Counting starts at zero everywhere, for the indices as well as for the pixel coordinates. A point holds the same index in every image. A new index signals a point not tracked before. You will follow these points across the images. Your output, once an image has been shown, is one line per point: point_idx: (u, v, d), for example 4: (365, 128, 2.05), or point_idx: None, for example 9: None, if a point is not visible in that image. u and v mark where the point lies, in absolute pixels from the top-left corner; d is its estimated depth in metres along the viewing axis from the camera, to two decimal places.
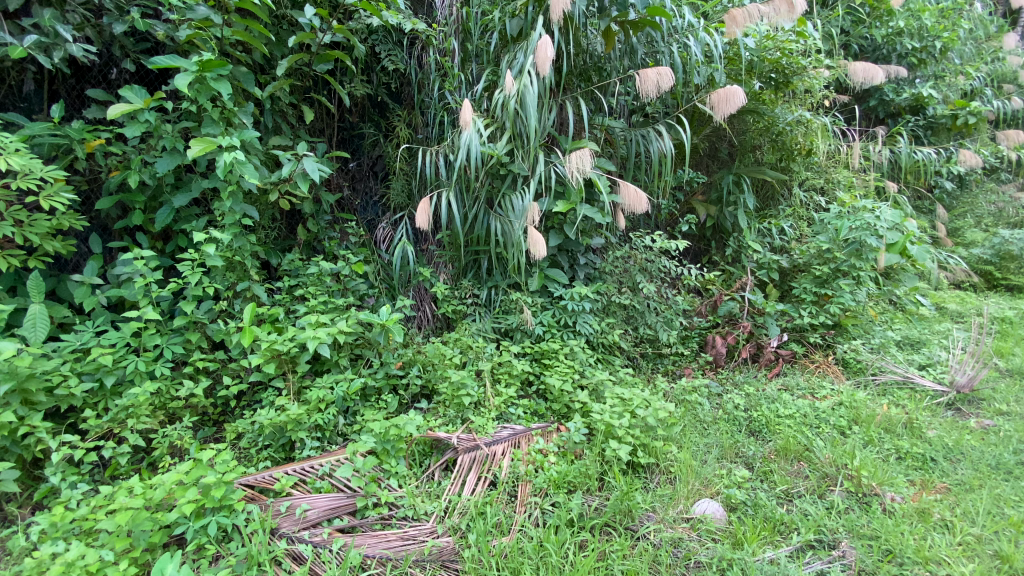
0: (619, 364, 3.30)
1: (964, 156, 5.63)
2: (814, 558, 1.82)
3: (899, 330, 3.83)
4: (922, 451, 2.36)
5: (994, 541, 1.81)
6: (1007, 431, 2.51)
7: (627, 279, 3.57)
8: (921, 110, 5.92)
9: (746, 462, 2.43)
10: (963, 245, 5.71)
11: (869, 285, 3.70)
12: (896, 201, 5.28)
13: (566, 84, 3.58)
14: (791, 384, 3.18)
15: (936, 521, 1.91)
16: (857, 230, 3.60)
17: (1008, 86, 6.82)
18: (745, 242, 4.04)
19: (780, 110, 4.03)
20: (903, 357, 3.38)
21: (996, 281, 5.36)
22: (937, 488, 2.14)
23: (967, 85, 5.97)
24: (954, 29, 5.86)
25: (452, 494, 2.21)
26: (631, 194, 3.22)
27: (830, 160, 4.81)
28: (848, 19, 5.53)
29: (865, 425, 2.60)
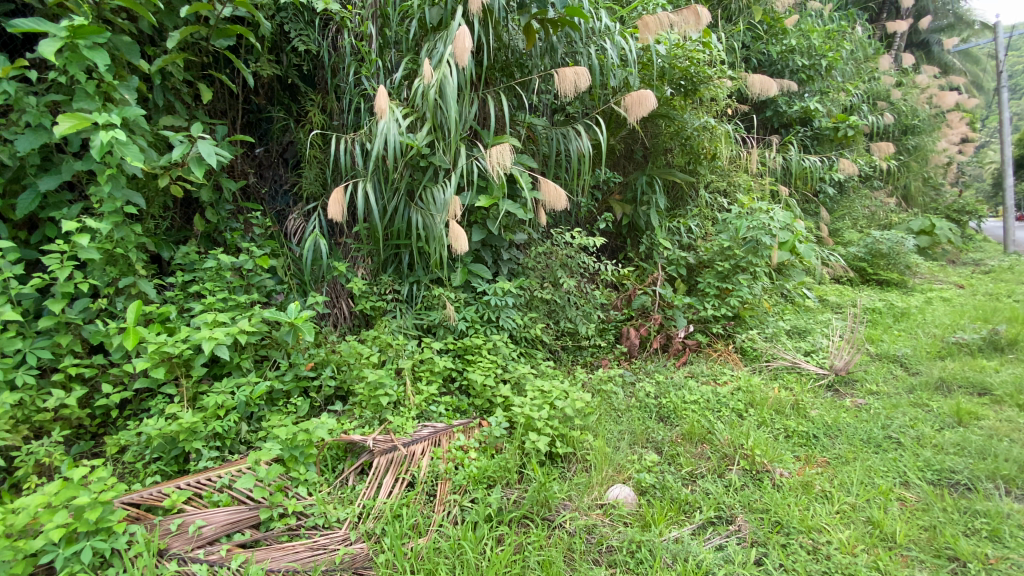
0: (540, 357, 3.36)
1: (844, 165, 6.23)
2: (714, 534, 1.94)
3: (788, 320, 4.23)
4: (806, 429, 2.62)
5: (865, 508, 1.99)
6: (875, 408, 2.85)
7: (548, 274, 3.62)
8: (809, 122, 6.56)
9: (655, 446, 2.58)
10: (842, 245, 6.42)
11: (763, 280, 4.05)
12: (788, 204, 5.83)
13: (488, 78, 3.59)
14: (697, 372, 3.42)
15: (817, 493, 2.10)
16: (754, 230, 3.95)
17: (881, 103, 7.73)
18: (657, 239, 4.26)
19: (688, 116, 4.27)
20: (791, 345, 3.75)
21: (869, 276, 6.08)
22: (818, 462, 2.36)
23: (848, 101, 6.69)
24: (837, 50, 6.53)
25: (366, 498, 2.13)
26: (552, 190, 3.26)
27: (733, 164, 5.21)
28: (750, 34, 6.00)
29: (759, 407, 2.85)
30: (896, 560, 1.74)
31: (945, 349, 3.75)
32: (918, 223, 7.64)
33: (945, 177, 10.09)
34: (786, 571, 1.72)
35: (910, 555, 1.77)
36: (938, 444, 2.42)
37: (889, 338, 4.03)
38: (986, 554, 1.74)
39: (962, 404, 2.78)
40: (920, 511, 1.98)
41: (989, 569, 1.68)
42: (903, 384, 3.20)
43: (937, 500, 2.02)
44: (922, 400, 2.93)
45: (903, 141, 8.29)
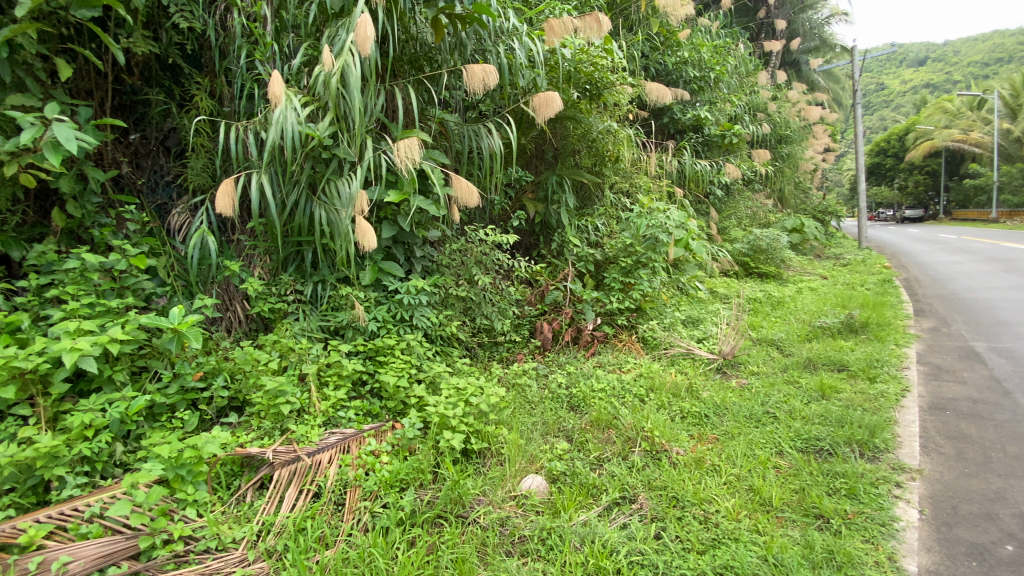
0: (456, 355, 3.35)
1: (729, 170, 6.89)
2: (619, 513, 2.06)
3: (684, 311, 4.62)
4: (699, 409, 2.87)
5: (748, 478, 2.20)
6: (755, 387, 3.19)
7: (463, 272, 3.61)
8: (701, 129, 7.15)
9: (567, 434, 2.70)
10: (730, 242, 7.10)
11: (662, 274, 4.37)
12: (683, 204, 6.33)
13: (397, 70, 3.53)
14: (604, 361, 3.61)
15: (708, 467, 2.30)
16: (652, 228, 4.22)
17: (760, 114, 8.63)
18: (567, 236, 4.42)
19: (593, 119, 4.47)
20: (686, 334, 4.09)
21: (751, 269, 6.80)
22: (709, 439, 2.60)
23: (732, 111, 7.39)
24: (723, 64, 7.18)
25: (266, 515, 2.00)
26: (464, 187, 3.24)
27: (634, 167, 5.55)
28: (648, 44, 6.41)
29: (658, 391, 3.07)
30: (773, 521, 1.94)
31: (812, 332, 4.28)
32: (791, 222, 8.65)
33: (812, 182, 11.51)
34: (681, 541, 1.86)
35: (784, 517, 1.97)
36: (806, 415, 2.75)
37: (767, 325, 4.53)
38: (845, 509, 1.97)
39: (824, 380, 3.19)
40: (792, 476, 2.22)
41: (848, 523, 1.90)
42: (778, 364, 3.61)
43: (805, 466, 2.28)
44: (794, 377, 3.32)
45: (778, 150, 9.33)
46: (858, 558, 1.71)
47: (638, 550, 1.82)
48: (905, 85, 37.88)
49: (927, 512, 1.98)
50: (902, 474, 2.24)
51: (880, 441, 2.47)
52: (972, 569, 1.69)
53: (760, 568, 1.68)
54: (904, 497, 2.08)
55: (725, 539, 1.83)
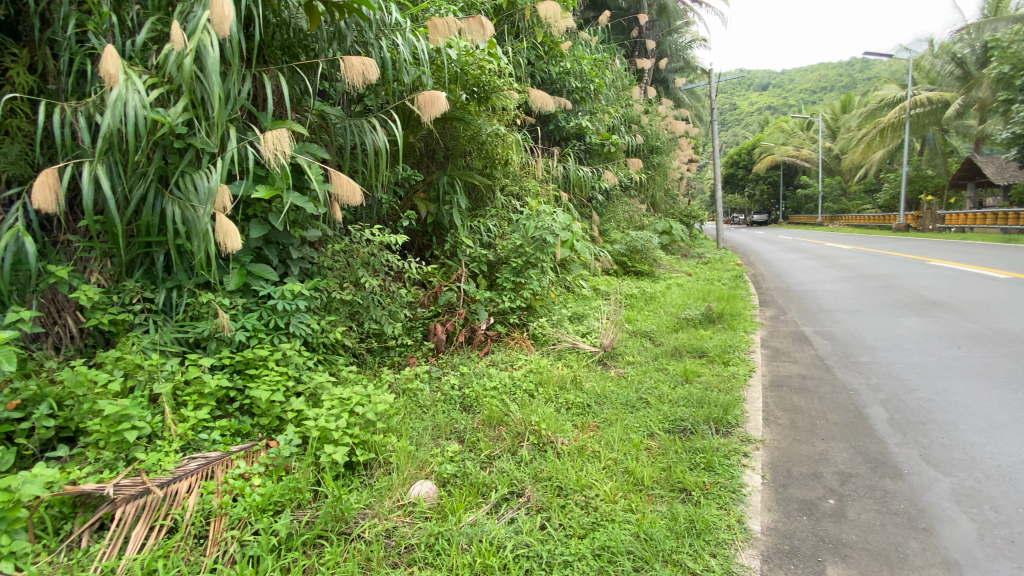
0: (341, 363, 3.18)
1: (609, 176, 7.41)
2: (507, 509, 2.10)
3: (571, 308, 4.86)
4: (583, 400, 3.05)
5: (624, 461, 2.37)
6: (631, 375, 3.48)
7: (348, 274, 3.43)
8: (583, 137, 7.61)
9: (458, 436, 2.69)
10: (610, 242, 7.65)
11: (550, 274, 4.54)
12: (568, 207, 6.68)
13: (268, 56, 3.28)
14: (497, 360, 3.67)
15: (589, 454, 2.44)
16: (540, 229, 4.37)
17: (634, 126, 9.41)
18: (459, 237, 4.43)
19: (481, 121, 4.51)
20: (572, 329, 4.31)
21: (630, 267, 7.40)
22: (590, 427, 2.76)
23: (610, 122, 7.96)
24: (602, 78, 7.69)
25: (106, 560, 1.73)
26: (345, 184, 3.07)
27: (522, 170, 5.73)
28: (533, 53, 6.65)
29: (546, 386, 3.20)
30: (645, 499, 2.10)
31: (678, 323, 4.77)
32: (662, 225, 9.56)
33: (680, 189, 12.82)
34: (564, 528, 1.94)
35: (654, 494, 2.15)
36: (673, 399, 3.05)
37: (642, 318, 4.96)
38: (704, 481, 2.21)
39: (688, 366, 3.57)
40: (661, 456, 2.43)
41: (705, 493, 2.13)
42: (651, 353, 3.97)
43: (671, 445, 2.51)
44: (663, 364, 3.67)
45: (651, 159, 10.25)
46: (713, 524, 1.92)
47: (524, 543, 1.86)
48: (752, 107, 43.80)
49: (768, 477, 2.29)
50: (749, 445, 2.57)
51: (733, 417, 2.82)
52: (801, 521, 1.97)
53: (633, 545, 1.82)
54: (750, 465, 2.38)
55: (602, 521, 1.95)
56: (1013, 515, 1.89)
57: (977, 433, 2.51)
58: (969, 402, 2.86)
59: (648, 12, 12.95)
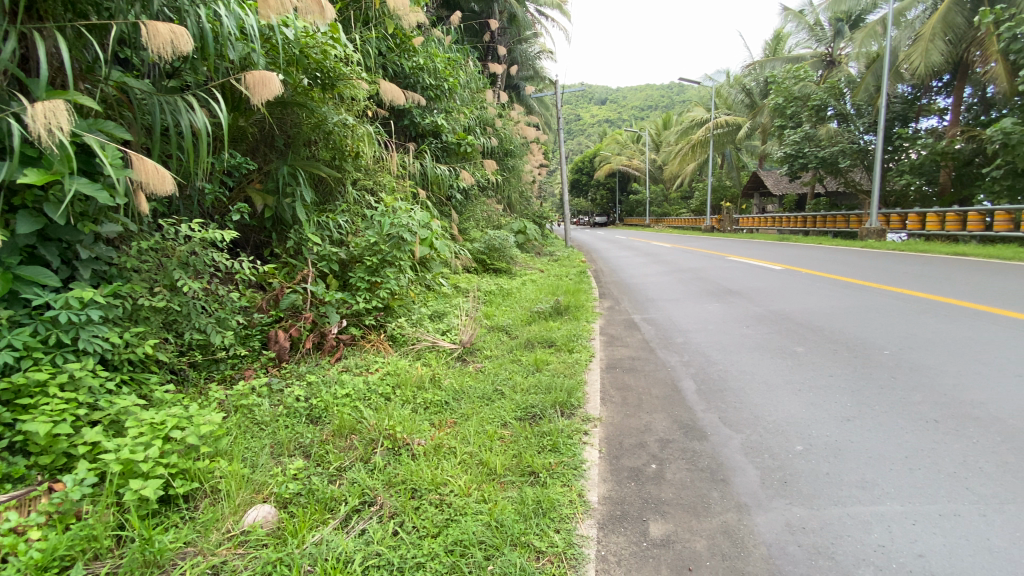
0: (155, 382, 2.72)
1: (465, 175, 7.52)
2: (357, 521, 1.99)
3: (430, 307, 4.82)
4: (441, 398, 3.04)
5: (478, 453, 2.41)
6: (488, 369, 3.58)
7: (161, 277, 2.95)
8: (439, 135, 7.60)
9: (304, 450, 2.48)
10: (469, 241, 7.79)
11: (408, 272, 4.42)
12: (425, 205, 6.61)
13: (43, 9, 2.64)
14: (350, 365, 3.46)
15: (445, 451, 2.44)
16: (396, 227, 4.22)
17: (490, 127, 9.69)
18: (304, 234, 4.08)
19: (327, 110, 4.20)
20: (432, 328, 4.28)
21: (488, 265, 7.62)
22: (448, 424, 2.76)
23: (465, 122, 8.08)
24: (456, 77, 7.75)
25: None
26: (152, 171, 2.60)
27: (375, 164, 5.51)
28: (383, 44, 6.44)
29: (404, 387, 3.13)
30: (496, 487, 2.17)
31: (531, 316, 5.03)
32: (517, 224, 10.05)
33: (533, 190, 13.59)
34: (417, 530, 1.91)
35: (505, 481, 2.23)
36: (525, 387, 3.21)
37: (499, 313, 5.13)
38: (550, 462, 2.36)
39: (539, 356, 3.79)
40: (512, 444, 2.53)
41: (551, 474, 2.28)
42: (506, 346, 4.13)
43: (522, 432, 2.63)
44: (517, 356, 3.85)
45: (505, 161, 10.66)
46: (558, 502, 2.06)
47: (375, 553, 1.79)
48: (594, 118, 48.19)
49: (604, 451, 2.54)
50: (589, 424, 2.82)
51: (576, 399, 3.07)
52: (630, 487, 2.22)
53: (484, 535, 1.86)
54: (590, 442, 2.61)
55: (455, 517, 1.96)
56: (781, 458, 2.36)
57: (758, 396, 3.09)
58: (753, 370, 3.51)
59: (499, 19, 13.41)
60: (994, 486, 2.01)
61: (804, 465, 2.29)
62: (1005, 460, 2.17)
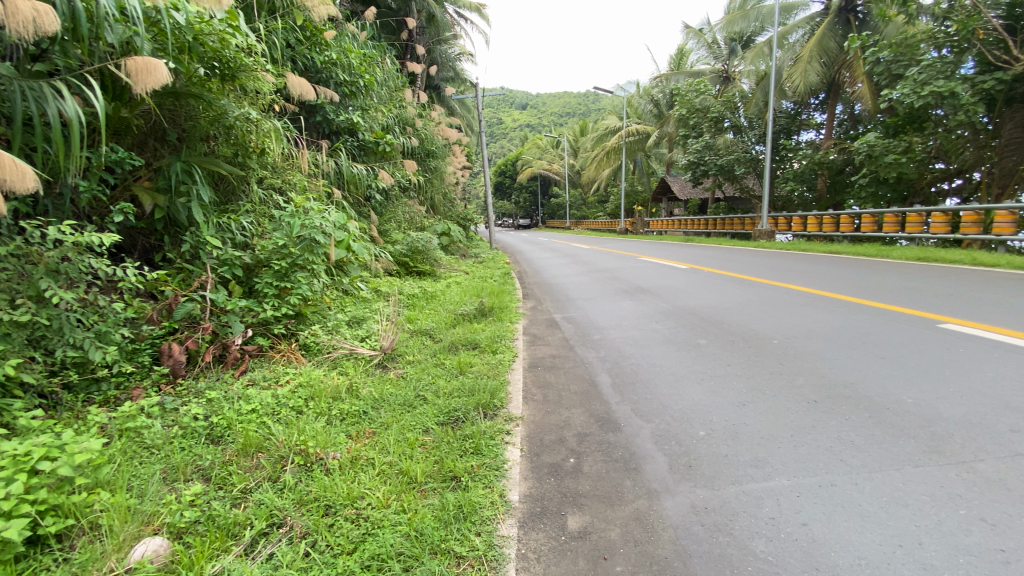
0: (17, 408, 2.36)
1: (384, 175, 7.31)
2: (264, 545, 1.86)
3: (347, 312, 4.62)
4: (359, 408, 2.92)
5: (398, 462, 2.35)
6: (409, 375, 3.50)
7: (24, 288, 2.55)
8: (355, 133, 7.33)
9: (203, 474, 2.27)
10: (391, 243, 7.59)
11: (322, 277, 4.20)
12: (341, 205, 6.33)
13: None
14: (257, 378, 3.22)
15: (362, 463, 2.35)
16: (307, 229, 3.99)
17: (410, 127, 9.50)
18: (202, 237, 3.74)
19: (227, 103, 3.89)
20: (349, 334, 4.10)
21: (411, 268, 7.46)
22: (366, 435, 2.66)
23: (383, 121, 7.85)
24: (372, 74, 7.52)
25: None
26: (8, 166, 2.25)
27: (284, 162, 5.20)
28: (291, 35, 6.10)
29: (318, 398, 2.97)
30: (416, 496, 2.12)
31: (455, 319, 4.99)
32: (441, 226, 9.96)
33: (456, 192, 13.53)
34: (331, 548, 1.82)
35: (426, 488, 2.19)
36: (448, 391, 3.18)
37: (422, 317, 5.03)
38: (472, 465, 2.35)
39: (462, 359, 3.77)
40: (433, 450, 2.49)
41: (472, 477, 2.27)
42: (429, 350, 4.06)
43: (443, 437, 2.60)
44: (440, 360, 3.79)
45: (426, 162, 10.52)
46: (479, 505, 2.06)
47: None
48: (515, 122, 48.96)
49: (525, 450, 2.58)
50: (511, 423, 2.85)
51: (498, 400, 3.09)
52: (549, 483, 2.28)
53: (403, 545, 1.81)
54: (512, 441, 2.64)
55: (373, 530, 1.89)
56: (687, 444, 2.53)
57: (667, 387, 3.29)
58: (663, 363, 3.73)
59: (417, 18, 13.24)
60: (862, 457, 2.29)
61: (706, 449, 2.48)
62: (871, 433, 2.49)
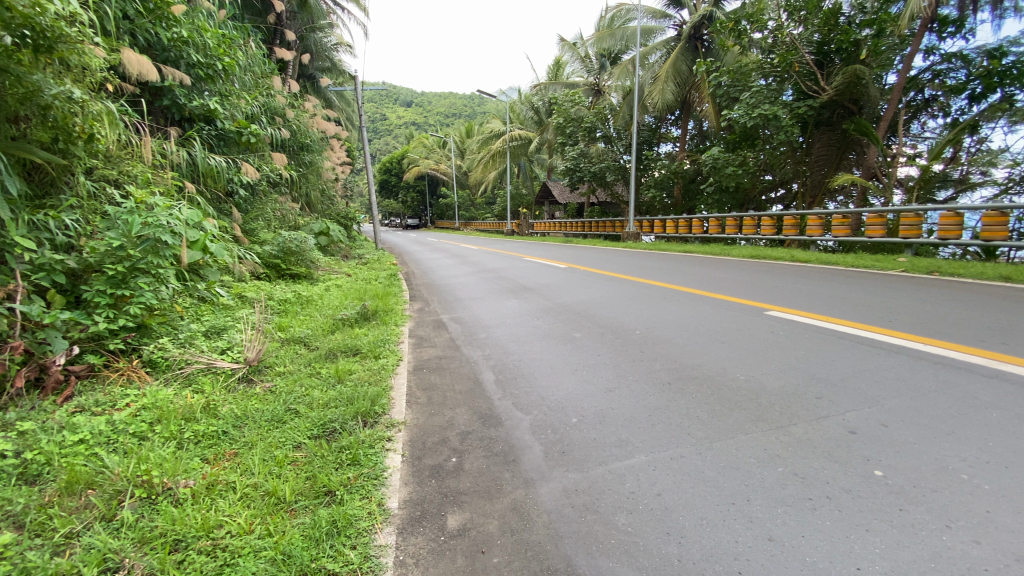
0: None
1: (247, 169, 6.67)
2: None
3: (205, 322, 4.15)
4: (217, 428, 2.64)
5: (264, 483, 2.17)
6: (279, 387, 3.24)
7: None
8: (213, 121, 6.58)
9: (12, 522, 1.88)
10: (258, 244, 6.96)
11: (171, 283, 3.71)
12: (196, 202, 5.64)
13: None
14: (87, 404, 2.74)
15: (221, 488, 2.13)
16: (150, 228, 3.50)
17: (278, 118, 8.78)
18: (9, 237, 3.09)
19: (42, 78, 3.22)
20: (207, 347, 3.67)
21: (283, 271, 6.91)
22: (226, 457, 2.42)
23: (247, 109, 7.15)
24: (234, 57, 6.79)
25: None
26: None
27: (120, 149, 4.50)
28: (129, 5, 5.29)
29: (167, 421, 2.63)
30: (285, 517, 1.98)
31: (333, 325, 4.73)
32: (318, 226, 9.44)
33: (336, 189, 12.83)
34: None
35: (296, 507, 2.05)
36: (324, 402, 3.01)
37: (296, 324, 4.69)
38: (348, 477, 2.26)
39: (339, 366, 3.59)
40: (306, 466, 2.34)
41: (349, 489, 2.18)
42: (302, 359, 3.80)
43: (317, 451, 2.46)
44: (315, 369, 3.57)
45: (300, 157, 9.81)
46: (355, 517, 1.99)
47: None
48: (399, 119, 47.72)
49: (406, 454, 2.54)
50: (392, 429, 2.78)
51: (379, 407, 3.00)
52: (430, 485, 2.27)
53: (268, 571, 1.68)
54: (392, 447, 2.58)
55: (233, 561, 1.72)
56: (561, 432, 2.70)
57: (546, 380, 3.46)
58: (543, 357, 3.92)
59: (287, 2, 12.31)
60: (707, 429, 2.63)
61: (578, 435, 2.66)
62: (713, 407, 2.87)
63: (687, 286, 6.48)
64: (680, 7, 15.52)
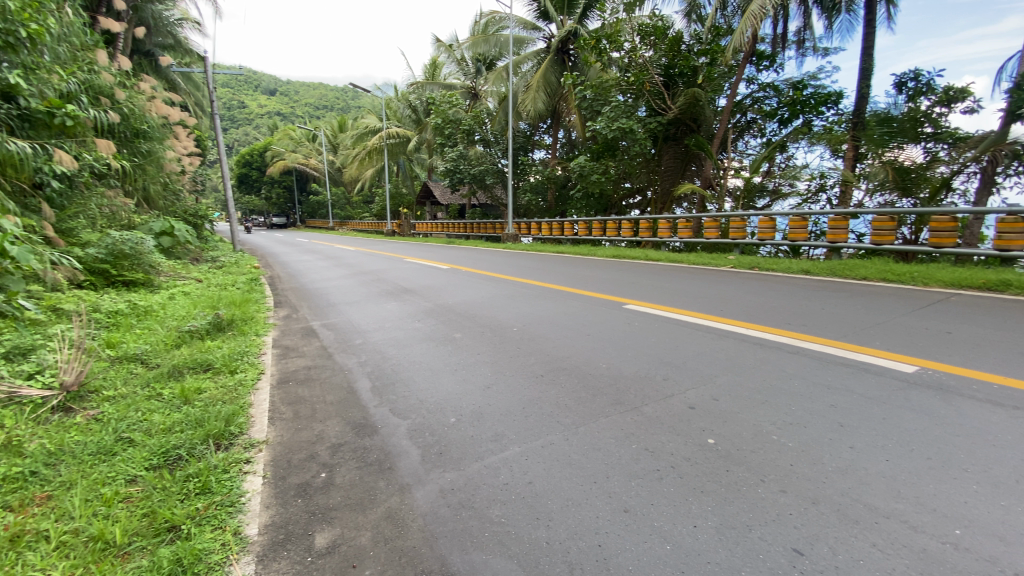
0: None
1: (63, 157, 5.62)
2: None
3: (3, 342, 3.40)
4: (20, 469, 2.18)
5: (87, 527, 1.85)
6: (109, 414, 2.78)
7: None
8: (11, 98, 5.39)
9: None
10: (78, 246, 5.88)
11: None
12: None
13: None
14: None
15: (28, 540, 1.77)
16: None
17: (104, 99, 7.51)
18: None
19: None
20: (7, 372, 3.01)
21: (113, 278, 5.92)
22: (35, 503, 2.01)
23: (62, 86, 6.01)
24: (42, 23, 5.67)
25: None
26: None
27: None
28: None
29: None
30: (114, 563, 1.71)
31: (178, 339, 4.17)
32: (158, 225, 8.27)
33: (182, 183, 11.31)
34: None
35: (130, 550, 1.79)
36: (167, 427, 2.65)
37: (130, 339, 4.05)
38: (195, 509, 2.02)
39: (186, 385, 3.18)
40: (144, 502, 2.04)
41: (198, 521, 1.96)
42: (139, 380, 3.30)
43: (158, 483, 2.16)
44: (155, 391, 3.12)
45: (135, 145, 8.49)
46: (205, 551, 1.80)
47: None
48: (262, 108, 43.51)
49: (268, 475, 2.35)
50: (252, 450, 2.55)
51: (236, 427, 2.73)
52: (295, 505, 2.13)
53: None
54: (252, 469, 2.37)
55: None
56: (438, 433, 2.71)
57: (423, 382, 3.45)
58: (420, 360, 3.89)
59: None
60: (573, 416, 2.84)
61: (455, 435, 2.69)
62: (580, 395, 3.10)
63: (559, 284, 6.89)
64: (548, 21, 16.41)
